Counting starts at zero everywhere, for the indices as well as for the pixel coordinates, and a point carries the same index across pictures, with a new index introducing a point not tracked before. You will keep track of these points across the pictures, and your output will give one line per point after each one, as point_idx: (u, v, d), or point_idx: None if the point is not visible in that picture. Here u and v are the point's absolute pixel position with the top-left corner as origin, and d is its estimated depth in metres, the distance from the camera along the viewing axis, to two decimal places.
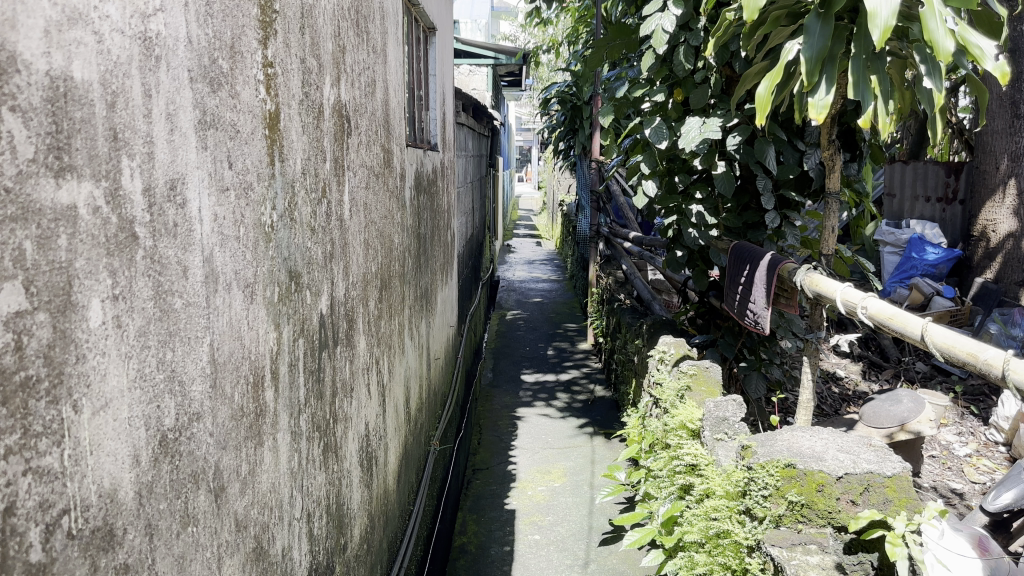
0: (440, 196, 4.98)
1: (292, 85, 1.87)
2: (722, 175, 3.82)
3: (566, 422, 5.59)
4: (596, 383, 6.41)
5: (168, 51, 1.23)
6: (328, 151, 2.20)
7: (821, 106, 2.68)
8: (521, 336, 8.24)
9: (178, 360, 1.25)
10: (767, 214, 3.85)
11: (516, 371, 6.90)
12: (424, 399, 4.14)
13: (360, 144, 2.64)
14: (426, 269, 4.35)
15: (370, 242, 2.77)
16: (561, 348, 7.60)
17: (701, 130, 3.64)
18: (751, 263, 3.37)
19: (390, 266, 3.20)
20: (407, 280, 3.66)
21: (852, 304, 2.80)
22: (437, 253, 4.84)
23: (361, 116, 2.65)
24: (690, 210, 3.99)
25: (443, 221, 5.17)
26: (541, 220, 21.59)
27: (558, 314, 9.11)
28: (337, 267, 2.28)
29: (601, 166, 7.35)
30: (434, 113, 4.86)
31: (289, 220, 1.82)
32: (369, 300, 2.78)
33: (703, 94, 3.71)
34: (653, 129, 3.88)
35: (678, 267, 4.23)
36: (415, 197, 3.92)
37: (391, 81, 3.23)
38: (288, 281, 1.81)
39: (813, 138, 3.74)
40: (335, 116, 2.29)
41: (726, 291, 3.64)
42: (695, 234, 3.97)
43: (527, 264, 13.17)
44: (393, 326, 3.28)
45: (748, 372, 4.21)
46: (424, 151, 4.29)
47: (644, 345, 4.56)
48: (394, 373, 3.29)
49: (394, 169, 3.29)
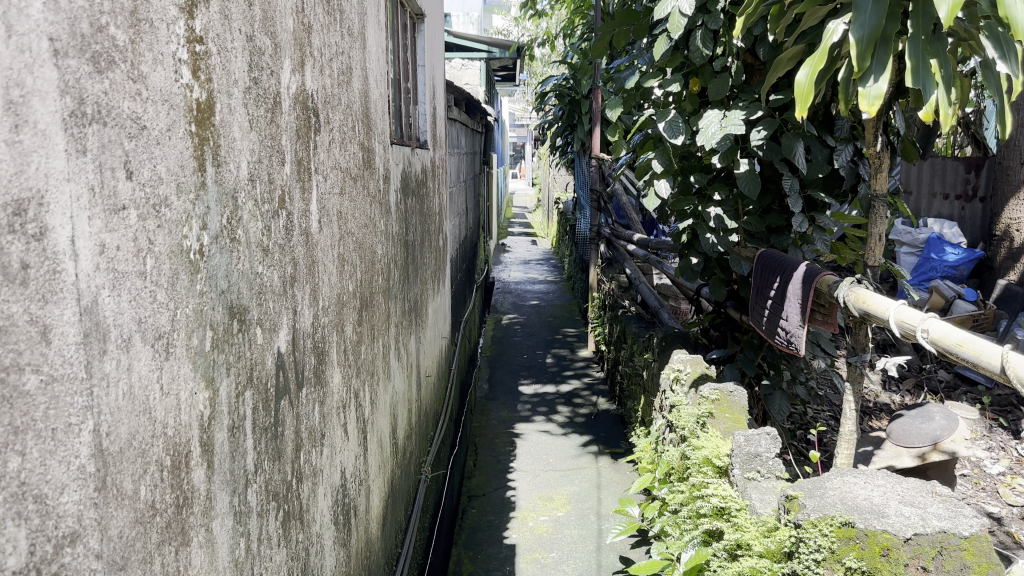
0: (431, 197, 4.57)
1: (234, 68, 1.47)
2: (745, 174, 3.35)
3: (568, 439, 5.19)
4: (599, 396, 6.00)
5: (9, 9, 0.83)
6: (288, 150, 1.79)
7: (873, 96, 2.27)
8: (518, 342, 7.83)
9: (31, 465, 0.85)
10: (793, 218, 3.46)
11: (514, 382, 6.49)
12: (414, 424, 3.73)
13: (333, 142, 2.24)
14: (415, 280, 3.94)
15: (345, 256, 2.36)
16: (561, 356, 7.19)
17: (723, 125, 3.25)
18: (782, 275, 2.97)
19: (372, 281, 2.80)
20: (393, 296, 3.25)
21: (909, 327, 2.39)
22: (428, 260, 4.44)
23: (333, 108, 2.25)
24: (708, 214, 3.58)
25: (434, 226, 4.76)
26: (536, 218, 21.16)
27: (557, 319, 8.71)
28: (302, 292, 1.88)
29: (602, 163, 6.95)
30: (424, 108, 4.44)
31: (229, 240, 1.41)
32: (346, 325, 2.37)
33: (723, 83, 3.32)
34: (666, 122, 3.41)
35: (693, 276, 3.82)
36: (402, 201, 3.52)
37: (371, 69, 2.82)
38: (227, 319, 1.40)
39: (844, 132, 3.36)
40: (297, 107, 1.89)
41: (751, 306, 3.25)
42: (714, 240, 3.56)
43: (523, 264, 12.76)
44: (376, 349, 2.87)
45: (770, 392, 3.82)
46: (412, 149, 3.88)
47: (655, 361, 4.17)
48: (377, 403, 2.88)
49: (377, 170, 2.89)
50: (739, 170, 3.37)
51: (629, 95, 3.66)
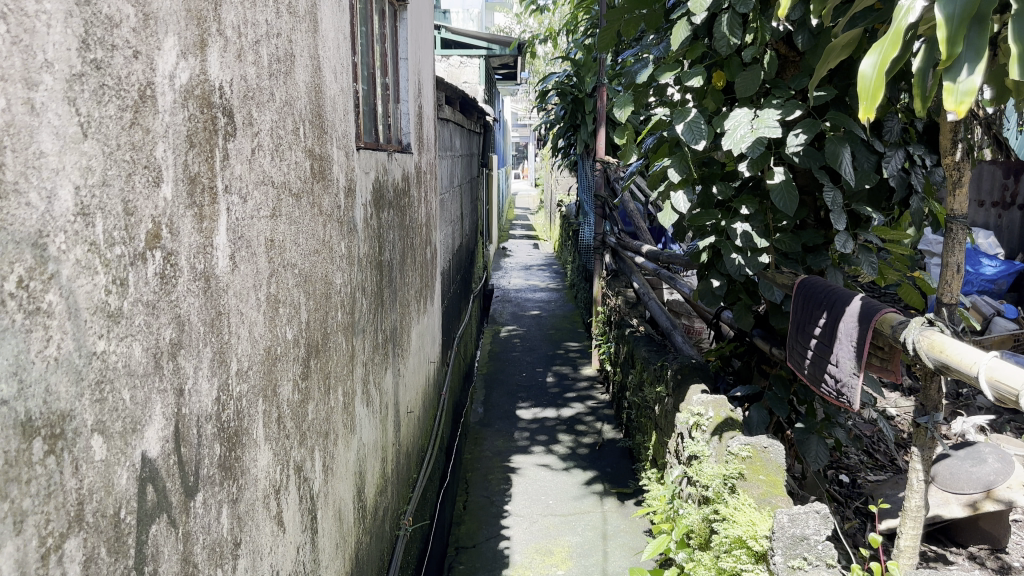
0: (415, 209, 4.03)
1: (47, 47, 0.95)
2: (779, 185, 2.80)
3: (570, 475, 4.66)
4: (605, 422, 5.45)
5: None
6: (167, 165, 1.26)
7: (964, 90, 1.68)
8: (518, 357, 7.29)
9: None
10: (837, 236, 2.93)
11: (511, 405, 5.94)
12: (389, 474, 3.20)
13: (260, 151, 1.70)
14: (393, 307, 3.40)
15: (280, 294, 1.82)
16: (562, 375, 6.64)
17: (753, 127, 2.72)
18: (829, 309, 2.44)
19: (328, 317, 2.27)
20: (361, 330, 2.71)
21: (1005, 390, 1.77)
22: (410, 279, 3.91)
23: (261, 107, 1.71)
24: (733, 230, 3.04)
25: (418, 239, 4.21)
26: (539, 221, 20.61)
27: (559, 331, 8.17)
28: (194, 361, 1.35)
29: (608, 166, 6.41)
30: (407, 107, 3.92)
31: (23, 316, 0.90)
32: (283, 384, 1.84)
33: (754, 77, 2.79)
34: (686, 125, 2.81)
35: (715, 301, 3.28)
36: (374, 216, 2.98)
37: (326, 59, 2.29)
38: (20, 438, 0.88)
39: (895, 136, 2.83)
40: (190, 105, 1.36)
41: (789, 344, 2.70)
42: (741, 261, 3.03)
43: (524, 270, 12.20)
44: (334, 401, 2.33)
45: (805, 437, 3.29)
46: (389, 155, 3.34)
47: (670, 398, 3.63)
48: (335, 469, 2.33)
49: (335, 182, 2.35)
50: (772, 180, 2.81)
51: (641, 92, 3.11)
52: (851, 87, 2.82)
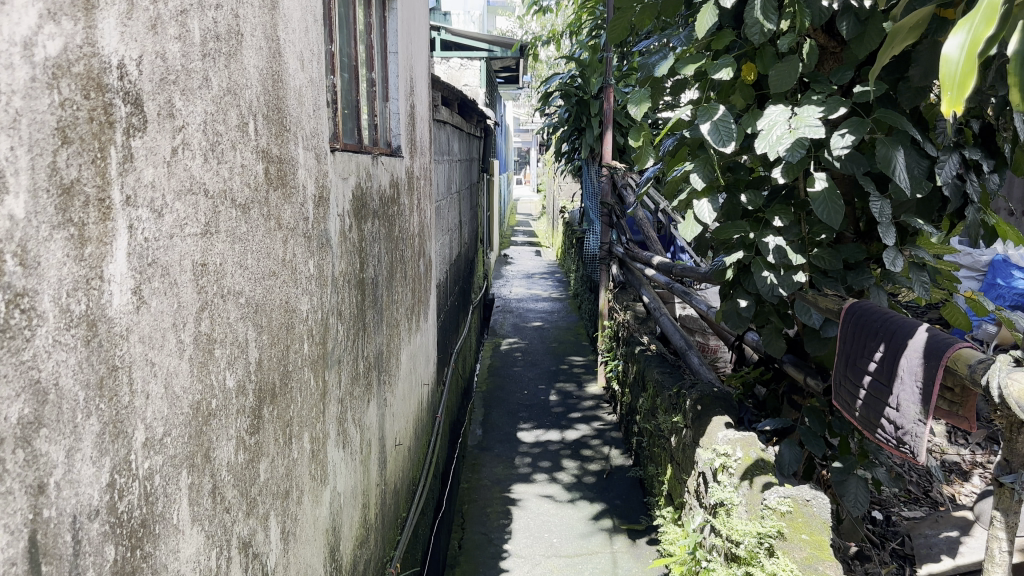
0: (405, 218, 3.65)
1: None
2: (821, 194, 2.41)
3: (575, 507, 4.27)
4: (612, 447, 5.04)
5: None
6: (14, 169, 0.90)
7: None
8: (519, 373, 6.90)
9: None
10: (884, 252, 2.56)
11: (512, 426, 5.54)
12: (372, 519, 2.82)
13: (187, 150, 1.33)
14: (379, 329, 3.01)
15: (217, 332, 1.44)
16: (565, 393, 6.23)
17: (791, 126, 2.34)
18: (887, 339, 2.05)
19: (290, 350, 1.88)
20: (337, 362, 2.33)
21: None
22: (400, 295, 3.53)
23: (187, 95, 1.34)
24: (764, 245, 2.64)
25: (410, 251, 3.83)
26: (541, 227, 20.26)
27: (562, 344, 7.78)
28: (64, 443, 0.97)
29: (614, 172, 6.03)
30: (397, 105, 3.54)
31: None
32: (218, 444, 1.45)
33: (791, 69, 2.41)
34: (711, 123, 2.42)
35: (742, 325, 2.89)
36: (355, 228, 2.60)
37: (289, 44, 1.91)
38: None
39: (949, 137, 2.46)
40: (63, 86, 0.99)
41: (837, 376, 2.31)
42: (773, 280, 2.63)
43: (525, 279, 11.78)
44: (296, 452, 1.93)
45: (843, 477, 2.91)
46: (374, 158, 2.96)
47: (689, 430, 3.24)
48: (296, 533, 1.92)
49: (300, 190, 1.97)
50: (813, 188, 2.43)
51: (658, 88, 2.73)
52: (900, 81, 2.46)
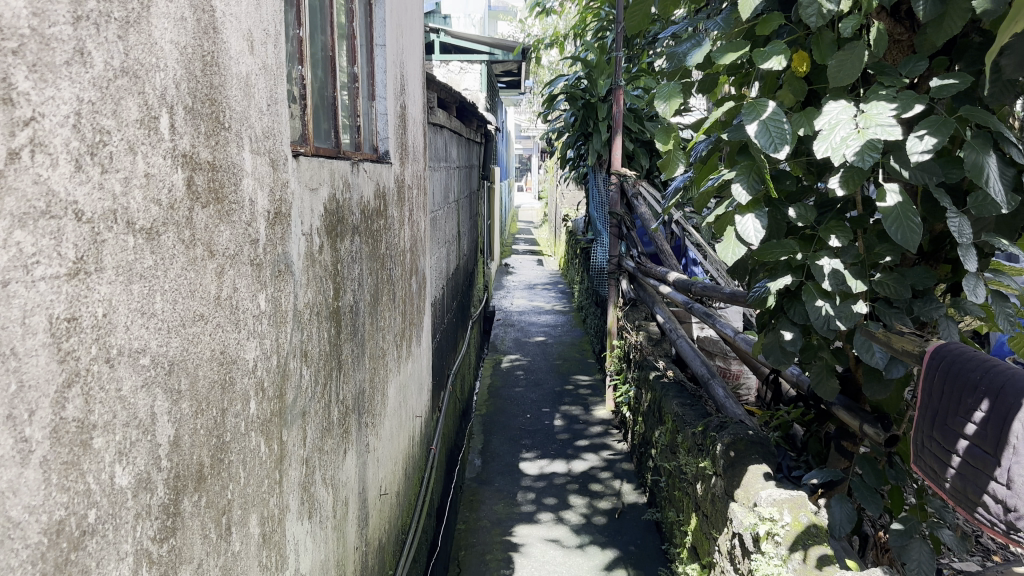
0: (394, 233, 3.21)
1: None
2: (894, 210, 1.98)
3: (585, 554, 3.82)
4: (624, 481, 4.60)
5: None
6: None
7: None
8: (521, 393, 6.45)
9: None
10: (964, 278, 2.13)
11: (513, 455, 5.08)
12: None
13: (35, 154, 0.90)
14: (360, 364, 2.56)
15: (96, 413, 1.01)
16: (571, 416, 5.77)
17: (858, 126, 1.91)
18: (994, 394, 1.57)
19: (227, 418, 1.45)
20: (300, 415, 1.88)
21: None
22: (388, 319, 3.10)
23: (42, 72, 0.92)
24: (818, 268, 2.22)
25: (400, 268, 3.39)
26: (543, 235, 19.82)
27: (567, 361, 7.34)
28: None
29: (624, 179, 5.59)
30: (385, 105, 3.11)
31: None
32: (99, 573, 1.02)
33: (856, 58, 1.99)
34: (759, 123, 1.99)
35: (787, 361, 2.45)
36: (330, 248, 2.17)
37: (231, 18, 1.48)
38: None
39: None
40: None
41: (925, 427, 1.83)
42: (829, 311, 2.21)
43: (527, 290, 11.35)
44: (236, 543, 1.49)
45: (905, 541, 2.44)
46: (354, 164, 2.53)
47: (721, 480, 2.80)
48: None
49: (246, 206, 1.53)
50: (883, 204, 2.00)
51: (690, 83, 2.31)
52: (985, 73, 2.02)
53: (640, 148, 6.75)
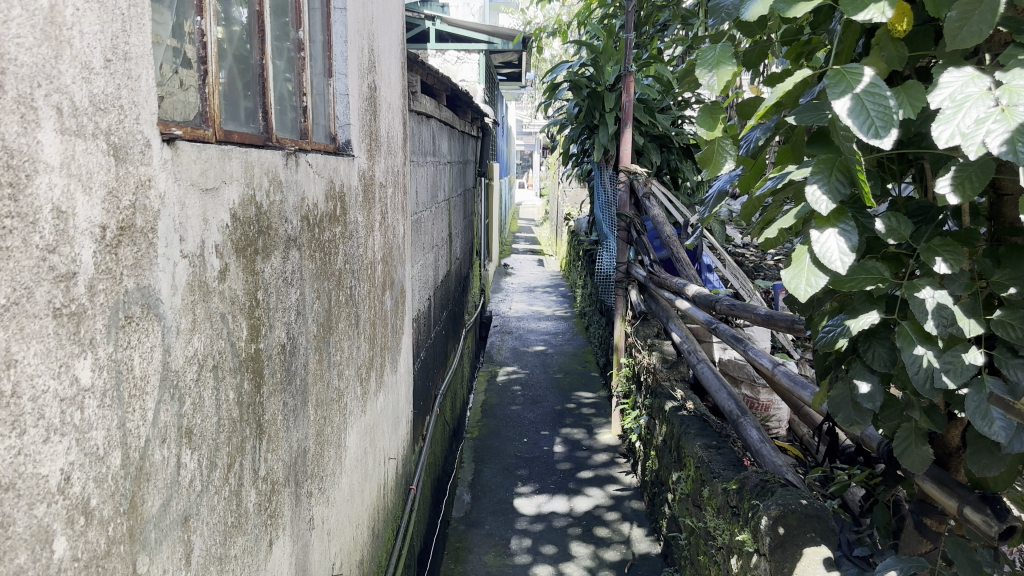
0: (359, 242, 2.59)
1: None
2: None
3: None
4: (635, 524, 3.98)
5: None
6: None
7: None
8: (519, 412, 5.84)
9: None
10: None
11: (507, 489, 4.45)
12: None
13: None
14: (299, 419, 1.95)
15: None
16: (573, 441, 5.14)
17: (999, 104, 1.30)
18: None
19: None
20: (175, 524, 1.27)
21: None
22: (350, 349, 2.49)
23: None
24: (917, 303, 1.60)
25: (369, 285, 2.76)
26: (544, 234, 19.24)
27: (570, 375, 6.73)
28: None
29: (635, 176, 4.98)
30: (346, 83, 2.50)
31: None
32: None
33: (991, 10, 1.37)
34: (846, 99, 1.38)
35: (862, 420, 1.86)
36: (243, 272, 1.56)
37: None
38: None
39: None
40: None
41: None
42: (930, 358, 1.60)
43: (527, 293, 10.73)
44: None
45: None
46: (293, 155, 1.92)
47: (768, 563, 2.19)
48: None
49: (43, 222, 0.93)
50: None
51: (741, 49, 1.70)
52: None
53: (650, 143, 6.14)
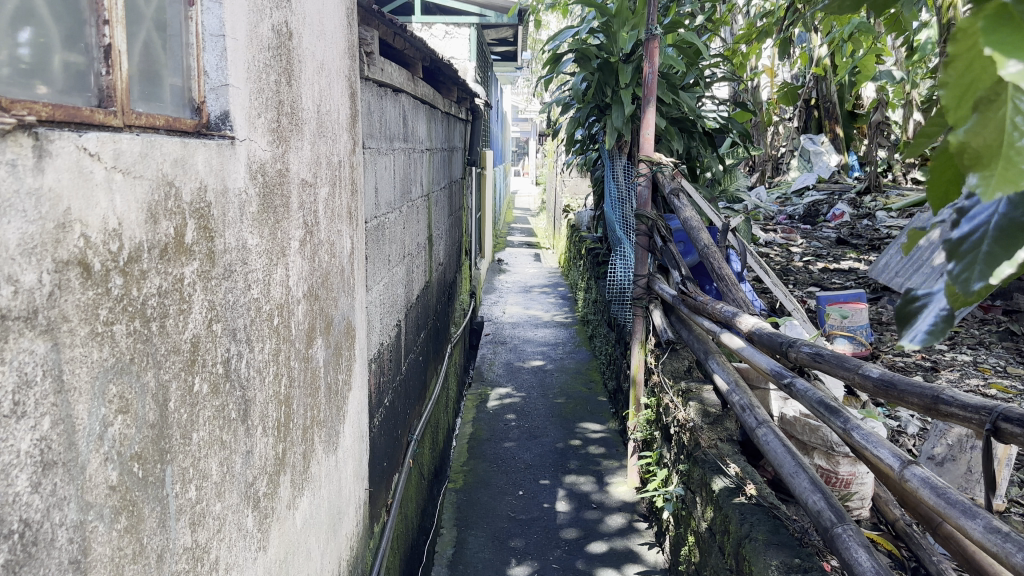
0: (252, 278, 1.58)
1: None
2: None
3: None
4: None
5: None
6: None
7: None
8: (515, 449, 4.86)
9: None
10: None
11: (497, 571, 3.46)
12: None
13: None
14: None
15: None
16: (579, 495, 4.16)
17: None
18: None
19: None
20: None
21: None
22: (235, 459, 1.51)
23: None
24: None
25: (278, 344, 1.76)
26: (542, 226, 18.24)
27: (574, 399, 5.75)
28: None
29: (662, 169, 4.03)
30: (221, 16, 1.47)
31: None
32: None
33: None
34: None
35: None
36: None
37: None
38: None
39: None
40: None
41: None
42: None
43: (523, 294, 9.73)
44: None
45: None
46: (40, 140, 0.91)
47: None
48: None
49: None
50: None
51: None
52: None
53: (671, 127, 5.14)
